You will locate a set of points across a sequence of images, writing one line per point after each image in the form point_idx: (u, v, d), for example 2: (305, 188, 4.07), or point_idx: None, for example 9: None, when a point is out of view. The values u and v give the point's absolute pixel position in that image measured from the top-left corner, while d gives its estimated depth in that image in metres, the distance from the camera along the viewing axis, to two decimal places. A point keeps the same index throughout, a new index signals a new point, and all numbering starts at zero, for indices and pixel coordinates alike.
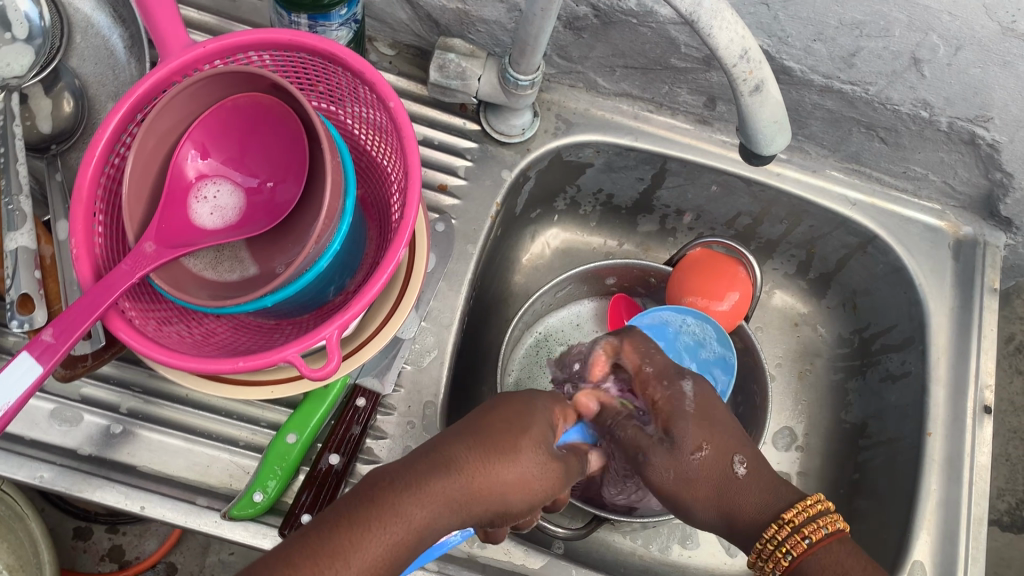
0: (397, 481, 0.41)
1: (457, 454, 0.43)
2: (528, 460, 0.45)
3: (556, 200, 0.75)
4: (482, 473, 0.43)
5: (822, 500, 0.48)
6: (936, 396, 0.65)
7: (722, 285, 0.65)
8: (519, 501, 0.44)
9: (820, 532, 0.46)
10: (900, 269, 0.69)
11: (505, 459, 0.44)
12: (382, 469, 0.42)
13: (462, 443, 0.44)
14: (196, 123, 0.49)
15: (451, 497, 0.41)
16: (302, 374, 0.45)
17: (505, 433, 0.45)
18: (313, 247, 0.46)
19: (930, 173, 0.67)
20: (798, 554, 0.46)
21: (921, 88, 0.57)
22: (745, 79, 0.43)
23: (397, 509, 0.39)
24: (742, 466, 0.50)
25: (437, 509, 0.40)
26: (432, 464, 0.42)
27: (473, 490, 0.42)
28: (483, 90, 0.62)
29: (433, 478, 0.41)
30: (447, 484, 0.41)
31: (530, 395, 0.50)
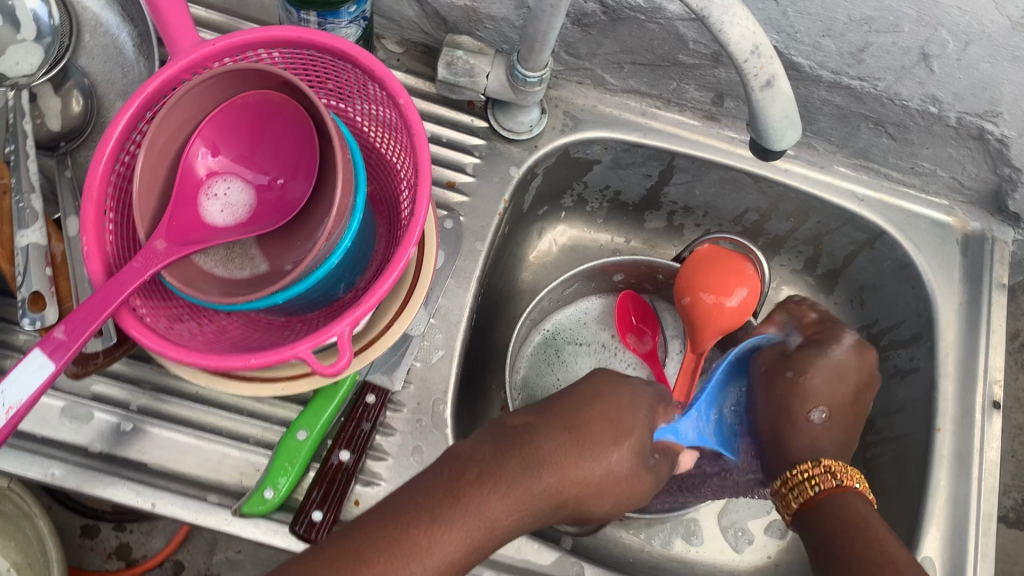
0: (480, 475, 0.45)
1: (548, 451, 0.48)
2: (615, 464, 0.49)
3: (563, 197, 0.75)
4: (562, 479, 0.47)
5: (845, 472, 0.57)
6: (945, 391, 0.65)
7: (732, 280, 0.66)
8: (598, 502, 0.49)
9: (832, 486, 0.55)
10: (908, 265, 0.69)
11: (592, 461, 0.48)
12: (467, 455, 0.47)
13: (555, 439, 0.49)
14: (206, 120, 0.49)
15: (530, 497, 0.46)
16: (313, 370, 0.45)
17: (599, 434, 0.50)
18: (324, 243, 0.46)
19: (938, 169, 0.67)
20: (805, 499, 0.56)
21: (929, 84, 0.57)
22: (757, 74, 0.43)
23: (479, 506, 0.44)
24: (821, 417, 0.60)
25: (513, 509, 0.45)
26: (519, 450, 0.48)
27: (558, 492, 0.47)
28: (491, 87, 0.62)
29: (522, 479, 0.46)
30: (530, 485, 0.46)
31: (637, 387, 0.54)
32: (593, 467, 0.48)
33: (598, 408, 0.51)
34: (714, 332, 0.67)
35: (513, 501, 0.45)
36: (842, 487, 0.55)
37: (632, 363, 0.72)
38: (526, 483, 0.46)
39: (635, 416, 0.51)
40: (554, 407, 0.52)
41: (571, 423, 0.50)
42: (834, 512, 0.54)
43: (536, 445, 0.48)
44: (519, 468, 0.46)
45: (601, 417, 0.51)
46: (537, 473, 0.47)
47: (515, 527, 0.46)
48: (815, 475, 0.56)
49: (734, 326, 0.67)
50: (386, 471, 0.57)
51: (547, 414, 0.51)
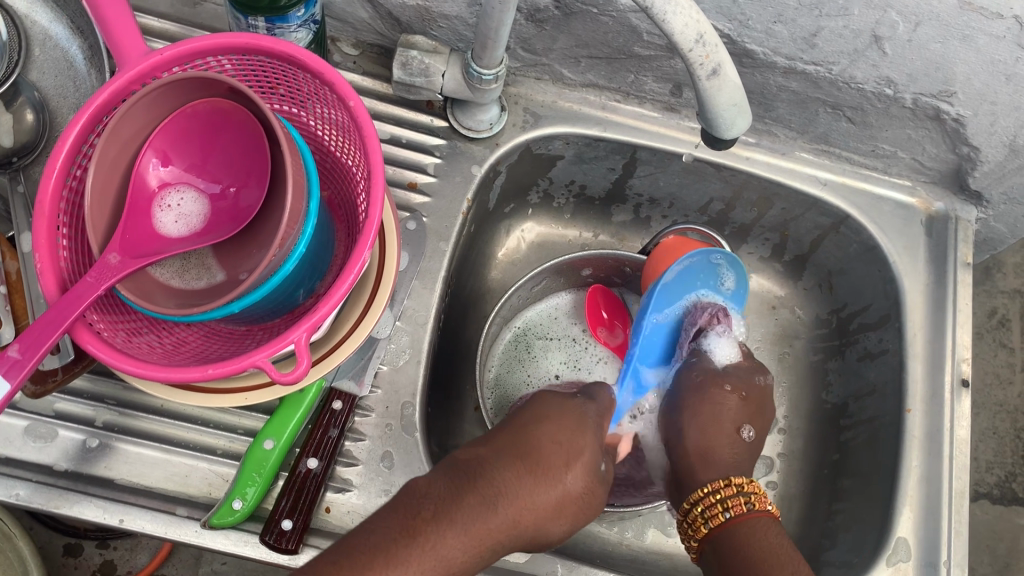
0: (427, 515, 0.43)
1: (502, 484, 0.46)
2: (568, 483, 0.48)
3: (528, 194, 0.75)
4: (519, 507, 0.46)
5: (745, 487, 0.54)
6: (914, 372, 0.65)
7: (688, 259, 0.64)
8: (557, 527, 0.48)
9: (739, 509, 0.53)
10: (874, 248, 0.70)
11: (543, 492, 0.47)
12: (421, 493, 0.45)
13: (508, 469, 0.47)
14: (155, 132, 0.48)
15: (487, 534, 0.44)
16: (272, 378, 0.45)
17: (552, 459, 0.48)
18: (277, 250, 0.46)
19: (899, 150, 0.67)
20: (713, 525, 0.53)
21: (883, 66, 0.57)
22: (702, 63, 0.43)
23: (442, 542, 0.42)
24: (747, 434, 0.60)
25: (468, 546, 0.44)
26: (477, 484, 0.46)
27: (519, 523, 0.46)
28: (447, 86, 0.61)
29: (484, 512, 0.45)
30: (485, 514, 0.45)
31: (583, 402, 0.54)
32: (543, 494, 0.47)
33: (556, 435, 0.50)
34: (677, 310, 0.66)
35: (473, 537, 0.44)
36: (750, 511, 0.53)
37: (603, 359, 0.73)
38: (477, 521, 0.44)
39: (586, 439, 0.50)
40: (500, 438, 0.50)
41: (523, 452, 0.49)
42: (742, 536, 0.51)
43: (486, 478, 0.46)
44: (477, 510, 0.44)
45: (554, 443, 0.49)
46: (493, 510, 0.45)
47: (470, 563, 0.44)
48: (744, 492, 0.54)
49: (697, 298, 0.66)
50: (357, 477, 0.57)
51: (493, 446, 0.49)
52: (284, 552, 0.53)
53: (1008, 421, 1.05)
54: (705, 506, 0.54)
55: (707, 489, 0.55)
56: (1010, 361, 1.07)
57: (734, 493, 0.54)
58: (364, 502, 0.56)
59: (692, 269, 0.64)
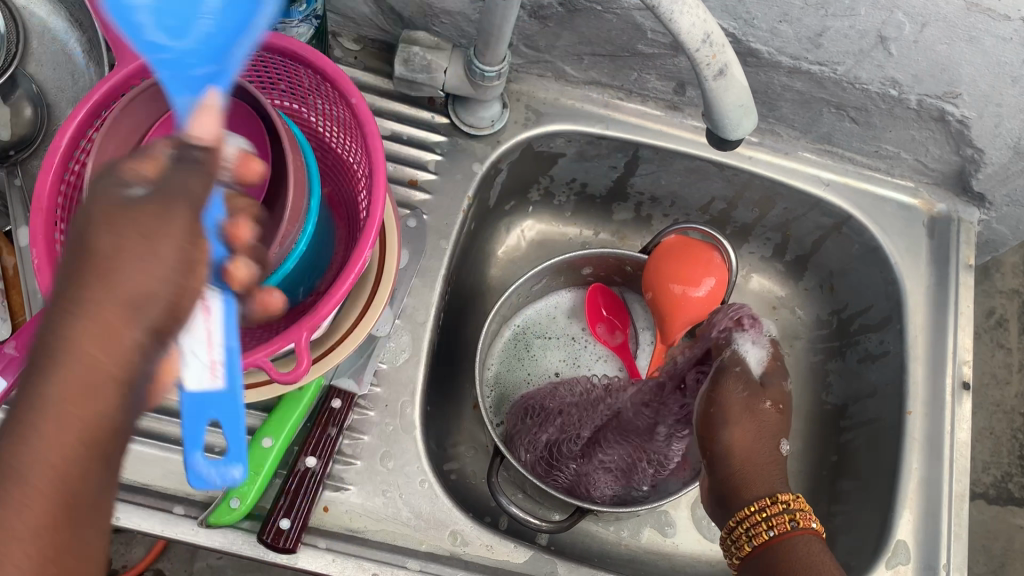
0: (34, 349, 0.28)
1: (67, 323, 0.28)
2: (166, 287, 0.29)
3: (529, 191, 0.74)
4: (120, 303, 0.28)
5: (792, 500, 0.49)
6: (915, 374, 0.65)
7: (701, 270, 0.65)
8: (142, 324, 0.28)
9: (787, 526, 0.48)
10: (876, 249, 0.69)
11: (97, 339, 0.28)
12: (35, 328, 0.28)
13: (101, 236, 0.28)
14: (156, 127, 0.48)
15: (88, 405, 0.28)
16: (272, 378, 0.44)
17: (82, 253, 0.28)
18: (278, 248, 0.45)
19: (902, 151, 0.67)
20: (760, 543, 0.48)
21: (888, 67, 0.57)
22: (709, 63, 0.42)
23: (79, 362, 0.27)
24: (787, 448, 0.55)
25: (95, 366, 0.28)
26: (78, 279, 0.28)
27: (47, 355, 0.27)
28: (449, 83, 0.61)
29: (62, 368, 0.27)
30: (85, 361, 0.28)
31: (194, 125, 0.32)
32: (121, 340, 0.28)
33: (116, 278, 0.28)
34: (682, 323, 0.67)
35: (65, 389, 0.27)
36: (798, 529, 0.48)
37: (603, 356, 0.73)
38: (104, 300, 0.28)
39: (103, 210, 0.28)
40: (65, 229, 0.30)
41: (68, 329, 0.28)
42: (794, 558, 0.47)
43: (60, 335, 0.27)
44: (94, 340, 0.28)
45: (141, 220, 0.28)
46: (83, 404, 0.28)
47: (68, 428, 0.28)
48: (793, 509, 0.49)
49: (701, 317, 0.66)
50: (355, 475, 0.57)
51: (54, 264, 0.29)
52: (280, 551, 0.52)
53: (1005, 421, 1.05)
54: (766, 512, 0.49)
55: (774, 497, 0.50)
56: (1007, 361, 1.07)
57: (800, 507, 0.49)
58: (362, 501, 0.56)
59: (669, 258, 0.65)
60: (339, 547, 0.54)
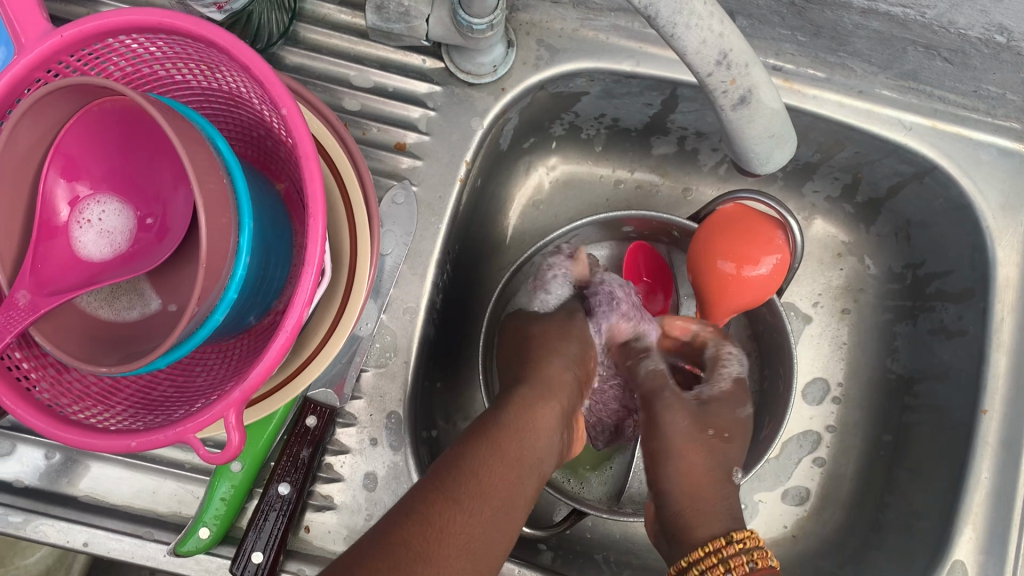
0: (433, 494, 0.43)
1: (555, 387, 0.54)
2: (568, 403, 0.55)
3: (551, 127, 0.63)
4: (519, 436, 0.49)
5: (747, 537, 0.51)
6: (997, 365, 0.55)
7: (758, 247, 0.55)
8: (544, 447, 0.50)
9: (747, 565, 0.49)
10: (965, 207, 0.57)
11: (548, 432, 0.51)
12: (456, 474, 0.45)
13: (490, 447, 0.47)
14: (62, 135, 0.40)
15: (504, 519, 0.45)
16: (199, 457, 0.38)
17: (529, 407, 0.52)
18: (201, 306, 0.38)
19: (1008, 93, 0.53)
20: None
21: (995, 12, 0.43)
22: (726, 90, 0.31)
23: (450, 529, 0.42)
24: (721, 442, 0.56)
25: (510, 518, 0.45)
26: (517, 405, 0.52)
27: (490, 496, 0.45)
28: (433, 33, 0.50)
29: (455, 482, 0.44)
30: (495, 464, 0.46)
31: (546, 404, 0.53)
32: (544, 439, 0.50)
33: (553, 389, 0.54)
34: (732, 305, 0.58)
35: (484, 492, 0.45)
36: (758, 568, 0.49)
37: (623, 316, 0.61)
38: (495, 437, 0.48)
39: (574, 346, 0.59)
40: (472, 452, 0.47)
41: (541, 381, 0.54)
42: None
43: (471, 466, 0.45)
44: (501, 484, 0.46)
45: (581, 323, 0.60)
46: (461, 513, 0.43)
47: (495, 527, 0.44)
48: (750, 551, 0.50)
49: (756, 299, 0.57)
50: (339, 494, 0.52)
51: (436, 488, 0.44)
52: None
53: None
54: (723, 551, 0.50)
55: (705, 548, 0.50)
56: None
57: (736, 552, 0.50)
58: (346, 522, 0.52)
59: (729, 225, 0.57)
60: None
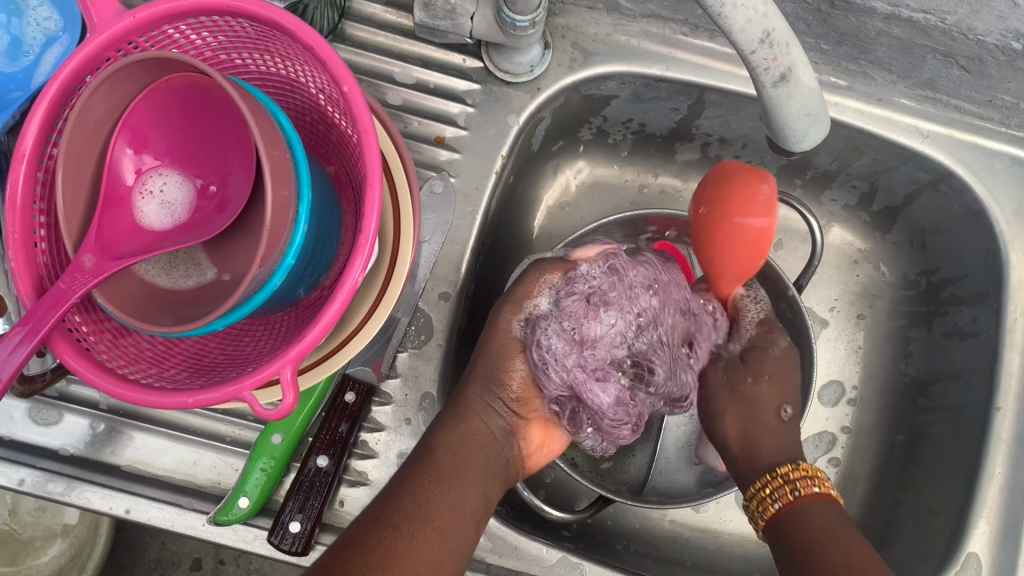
0: (371, 530, 0.43)
1: (478, 408, 0.52)
2: (495, 426, 0.53)
3: (580, 131, 0.66)
4: (451, 456, 0.48)
5: (795, 471, 0.51)
6: (1010, 364, 0.57)
7: (753, 201, 0.54)
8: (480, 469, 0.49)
9: (789, 496, 0.50)
10: (979, 213, 0.60)
11: (482, 450, 0.51)
12: (392, 508, 0.44)
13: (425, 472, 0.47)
14: (131, 110, 0.42)
15: (452, 543, 0.45)
16: (255, 413, 0.40)
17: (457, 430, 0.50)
18: (260, 269, 0.41)
19: (1022, 103, 0.56)
20: (782, 506, 0.50)
21: (1012, 19, 0.46)
22: (768, 67, 0.34)
23: (393, 559, 0.42)
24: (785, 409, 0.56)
25: (457, 541, 0.45)
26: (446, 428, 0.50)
27: (433, 527, 0.45)
28: (477, 30, 0.52)
29: (394, 509, 0.44)
30: (434, 486, 0.46)
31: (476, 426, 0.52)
32: (475, 461, 0.50)
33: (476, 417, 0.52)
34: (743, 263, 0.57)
35: (428, 522, 0.44)
36: (803, 496, 0.50)
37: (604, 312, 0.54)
38: (430, 460, 0.48)
39: (521, 364, 0.54)
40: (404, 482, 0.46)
41: (458, 407, 0.52)
42: (800, 525, 0.48)
43: (407, 495, 0.45)
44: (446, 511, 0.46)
45: (502, 342, 0.53)
46: (403, 547, 0.43)
47: (442, 550, 0.44)
48: (792, 480, 0.51)
49: (759, 253, 0.56)
50: (374, 470, 0.53)
51: (370, 525, 0.43)
52: (289, 554, 0.50)
53: None
54: (771, 486, 0.51)
55: (775, 472, 0.52)
56: None
57: (802, 476, 0.51)
58: None
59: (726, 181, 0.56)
60: None
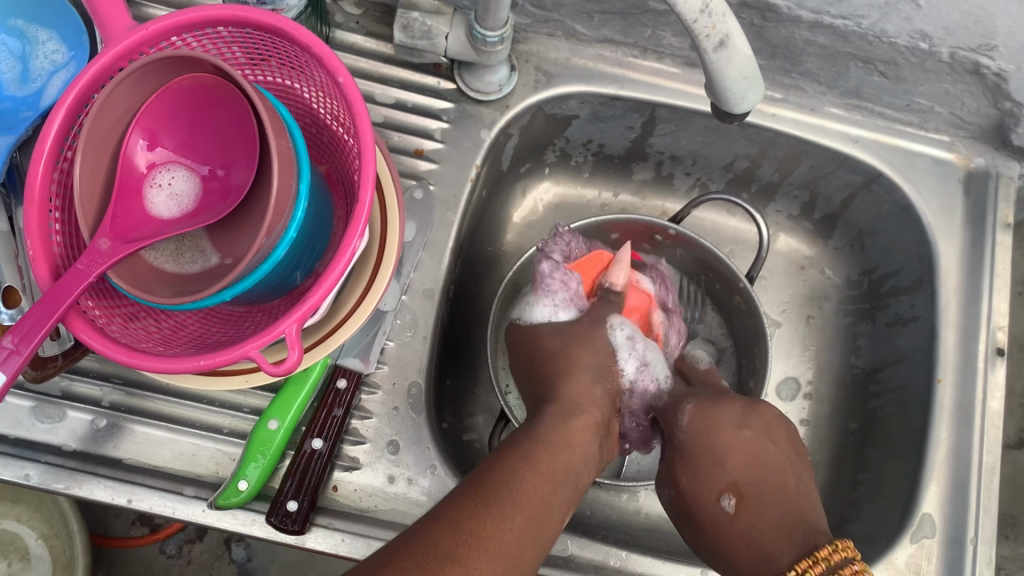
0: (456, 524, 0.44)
1: (577, 409, 0.55)
2: (597, 419, 0.56)
3: (545, 153, 0.72)
4: (555, 449, 0.51)
5: (836, 549, 0.48)
6: (946, 340, 0.63)
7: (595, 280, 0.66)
8: (579, 463, 0.52)
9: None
10: (907, 208, 0.66)
11: (586, 442, 0.53)
12: (498, 492, 0.47)
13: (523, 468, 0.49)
14: (144, 110, 0.46)
15: (537, 535, 0.47)
16: (264, 370, 0.44)
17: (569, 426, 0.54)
18: (265, 240, 0.45)
19: (936, 105, 0.63)
20: None
21: (917, 19, 0.53)
22: (709, 34, 0.39)
23: (486, 538, 0.44)
24: (730, 502, 0.55)
25: (544, 529, 0.47)
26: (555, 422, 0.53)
27: (528, 514, 0.47)
28: (451, 49, 0.58)
29: (493, 495, 0.46)
30: (530, 479, 0.49)
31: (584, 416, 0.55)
32: (578, 454, 0.52)
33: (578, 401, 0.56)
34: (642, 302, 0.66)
35: (523, 511, 0.47)
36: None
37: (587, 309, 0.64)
38: (536, 456, 0.50)
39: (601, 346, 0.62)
40: (496, 471, 0.49)
41: (567, 401, 0.56)
42: None
43: (501, 486, 0.47)
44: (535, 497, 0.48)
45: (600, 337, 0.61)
46: (491, 531, 0.44)
47: (522, 544, 0.45)
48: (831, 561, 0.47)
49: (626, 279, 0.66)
50: (365, 455, 0.57)
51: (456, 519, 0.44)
52: (287, 533, 0.53)
53: None
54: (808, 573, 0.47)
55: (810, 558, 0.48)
56: None
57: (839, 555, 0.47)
58: (370, 481, 0.56)
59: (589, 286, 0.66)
60: (348, 527, 0.54)
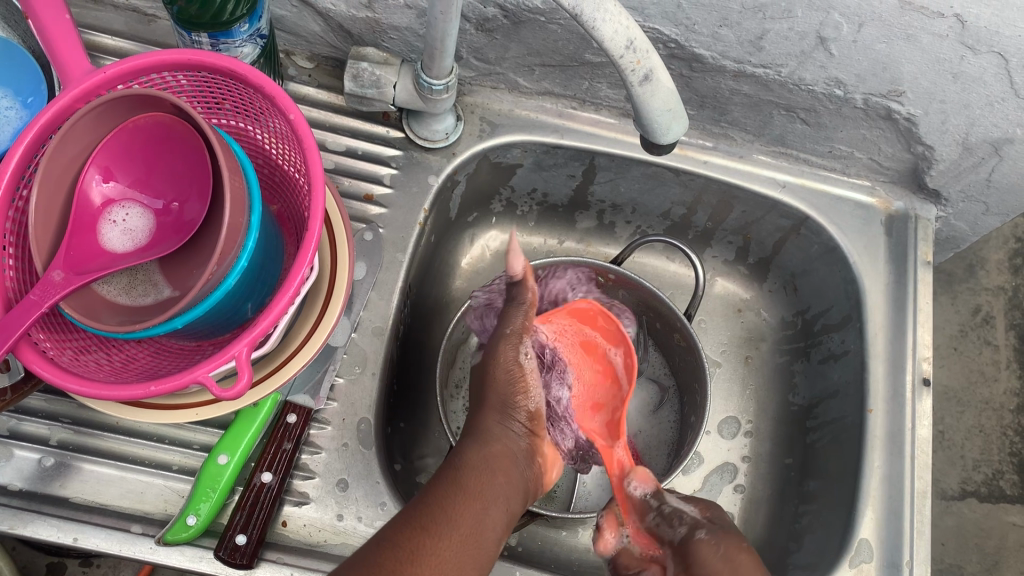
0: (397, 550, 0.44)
1: (496, 433, 0.56)
2: (518, 445, 0.56)
3: (491, 202, 0.75)
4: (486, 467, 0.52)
5: None
6: (876, 372, 0.65)
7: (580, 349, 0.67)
8: (507, 489, 0.52)
9: None
10: (834, 248, 0.70)
11: (509, 467, 0.53)
12: (432, 514, 0.47)
13: (451, 494, 0.49)
14: (100, 148, 0.48)
15: (474, 549, 0.47)
16: (214, 394, 0.45)
17: (479, 469, 0.52)
18: (216, 267, 0.46)
19: (856, 151, 0.67)
20: None
21: (831, 67, 0.57)
22: (634, 69, 0.42)
23: (426, 556, 0.45)
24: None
25: (484, 546, 0.48)
26: (478, 464, 0.52)
27: (461, 540, 0.47)
28: (399, 97, 0.61)
29: (444, 523, 0.47)
30: (465, 505, 0.49)
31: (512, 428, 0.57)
32: (505, 478, 0.52)
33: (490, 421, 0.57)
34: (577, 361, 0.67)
35: (459, 531, 0.47)
36: None
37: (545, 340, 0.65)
38: (465, 487, 0.50)
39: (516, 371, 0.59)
40: (435, 483, 0.50)
41: (478, 431, 0.56)
42: None
43: (438, 500, 0.48)
44: (493, 485, 0.51)
45: (509, 369, 0.58)
46: (432, 554, 0.45)
47: (473, 559, 0.47)
48: None
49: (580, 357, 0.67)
50: (314, 490, 0.57)
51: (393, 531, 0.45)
52: (237, 567, 0.53)
53: (993, 418, 1.12)
54: None
55: None
56: (995, 359, 1.15)
57: None
58: (319, 516, 0.57)
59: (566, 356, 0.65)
60: (297, 561, 0.54)
